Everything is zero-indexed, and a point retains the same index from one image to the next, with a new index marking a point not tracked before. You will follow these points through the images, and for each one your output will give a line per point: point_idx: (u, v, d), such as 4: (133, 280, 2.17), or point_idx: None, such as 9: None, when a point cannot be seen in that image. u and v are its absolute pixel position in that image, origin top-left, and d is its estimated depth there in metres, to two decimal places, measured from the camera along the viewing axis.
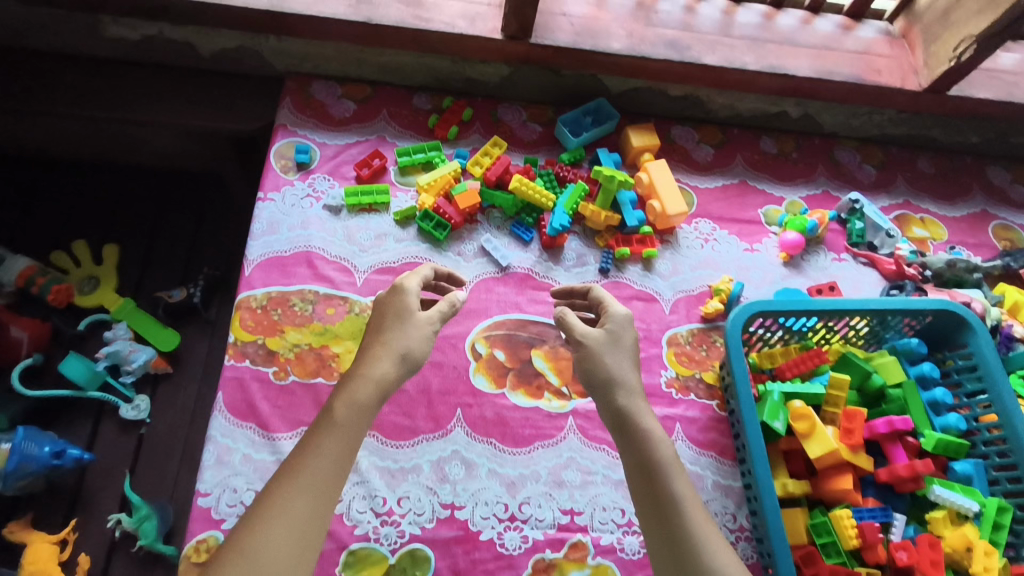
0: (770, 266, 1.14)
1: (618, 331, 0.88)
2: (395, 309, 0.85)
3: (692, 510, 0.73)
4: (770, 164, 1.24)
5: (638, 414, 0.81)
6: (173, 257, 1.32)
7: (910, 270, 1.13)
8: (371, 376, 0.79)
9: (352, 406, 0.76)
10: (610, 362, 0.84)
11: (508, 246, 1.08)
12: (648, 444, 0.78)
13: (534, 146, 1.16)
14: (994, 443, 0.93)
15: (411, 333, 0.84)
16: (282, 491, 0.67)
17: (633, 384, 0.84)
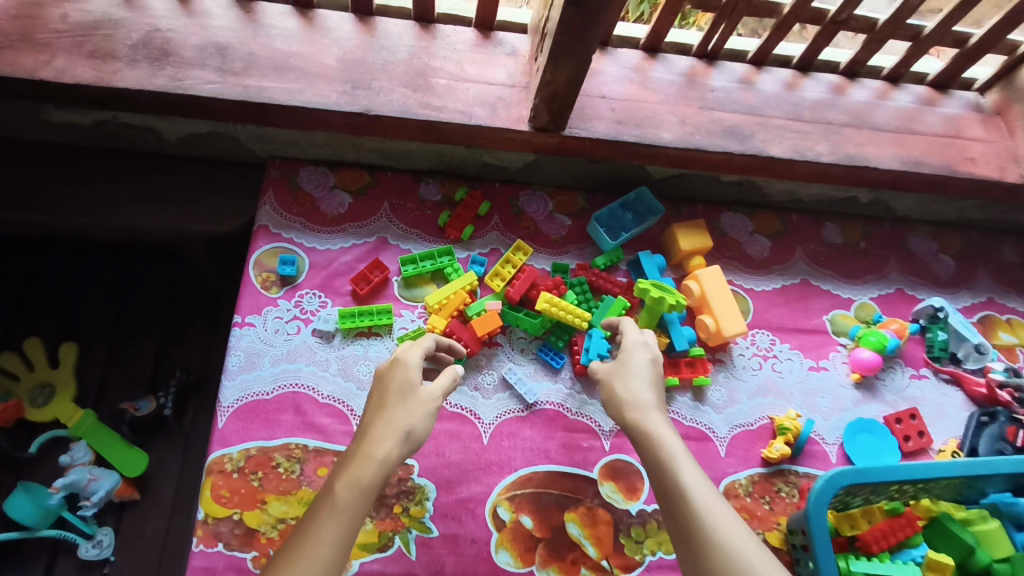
0: (840, 389, 0.97)
1: (625, 356, 0.79)
2: (398, 383, 0.72)
3: (708, 503, 0.62)
4: (836, 257, 1.06)
5: (648, 426, 0.71)
6: (141, 358, 1.14)
7: (1004, 395, 0.96)
8: (372, 456, 0.65)
9: (356, 487, 0.62)
10: (617, 386, 0.76)
11: (533, 375, 0.91)
12: (654, 449, 0.68)
13: (563, 244, 0.98)
14: None
15: (412, 408, 0.70)
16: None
17: (647, 399, 0.74)
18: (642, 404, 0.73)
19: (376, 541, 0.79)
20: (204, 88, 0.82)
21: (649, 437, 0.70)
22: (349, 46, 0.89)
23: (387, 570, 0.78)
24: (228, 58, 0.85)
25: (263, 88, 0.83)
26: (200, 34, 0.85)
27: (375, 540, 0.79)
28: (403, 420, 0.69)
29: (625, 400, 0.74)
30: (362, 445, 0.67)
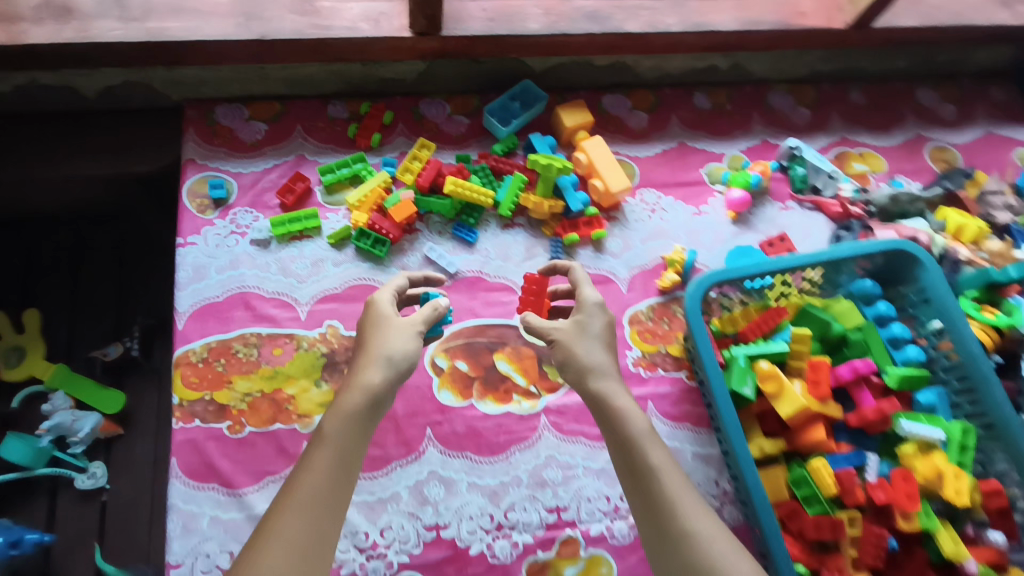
0: (720, 226, 1.11)
1: (586, 320, 0.84)
2: (373, 320, 0.82)
3: (672, 483, 0.71)
4: (707, 120, 1.20)
5: (612, 398, 0.78)
6: (102, 312, 1.23)
7: (855, 210, 1.11)
8: (355, 385, 0.75)
9: (344, 418, 0.72)
10: (577, 348, 0.82)
11: (452, 251, 1.04)
12: (623, 423, 0.76)
13: (464, 140, 1.11)
14: (953, 369, 0.96)
15: (393, 338, 0.80)
16: (280, 515, 0.64)
17: (608, 369, 0.81)
18: (603, 372, 0.80)
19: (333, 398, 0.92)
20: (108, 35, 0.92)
21: (614, 407, 0.77)
22: None
23: None
24: (127, 7, 0.95)
25: (164, 28, 0.94)
26: None
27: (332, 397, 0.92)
28: (386, 346, 0.79)
29: (588, 365, 0.80)
30: (353, 377, 0.76)
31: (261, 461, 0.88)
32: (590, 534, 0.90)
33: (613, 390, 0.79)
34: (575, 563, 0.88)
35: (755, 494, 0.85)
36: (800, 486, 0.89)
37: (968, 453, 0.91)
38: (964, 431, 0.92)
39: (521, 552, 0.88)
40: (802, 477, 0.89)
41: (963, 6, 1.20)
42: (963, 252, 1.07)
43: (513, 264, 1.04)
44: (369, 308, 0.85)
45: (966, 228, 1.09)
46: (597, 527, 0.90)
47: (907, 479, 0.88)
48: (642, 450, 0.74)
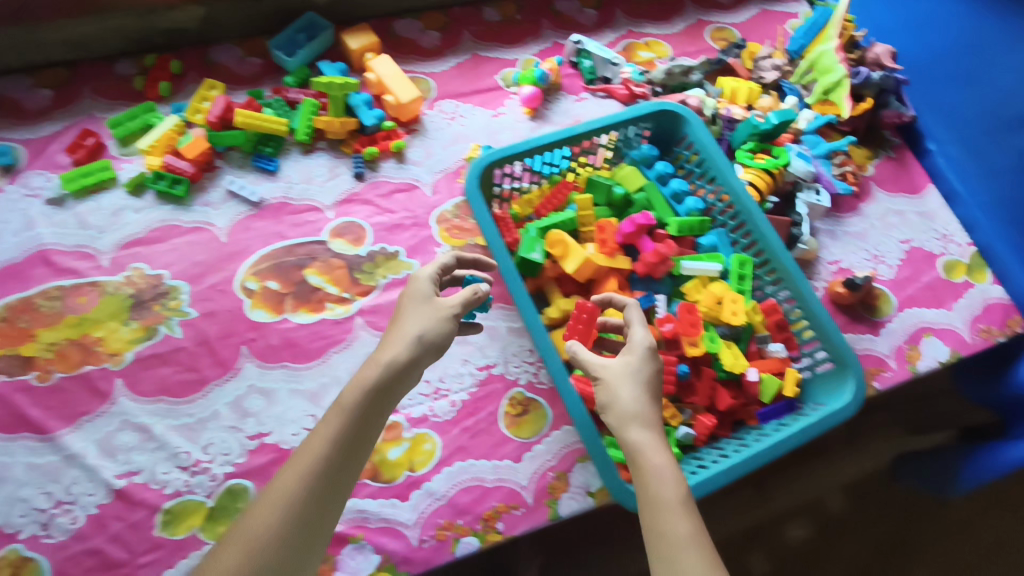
0: (517, 123, 1.18)
1: (640, 364, 0.77)
2: (414, 296, 0.80)
3: (691, 560, 0.63)
4: (497, 31, 1.27)
5: (643, 446, 0.71)
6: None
7: (640, 90, 1.19)
8: (378, 360, 0.74)
9: (364, 389, 0.72)
10: (621, 388, 0.75)
11: (255, 181, 1.06)
12: (658, 483, 0.68)
13: (256, 79, 1.14)
14: (727, 211, 1.04)
15: (423, 317, 0.78)
16: (285, 472, 0.67)
17: (646, 414, 0.73)
18: (643, 422, 0.73)
19: (143, 334, 0.94)
20: None
21: (645, 457, 0.70)
22: None
23: (159, 351, 0.93)
24: None
25: None
26: None
27: (143, 334, 0.94)
28: (411, 324, 0.78)
29: (629, 410, 0.73)
30: (379, 349, 0.77)
31: (74, 404, 0.89)
32: (413, 416, 0.94)
33: (655, 446, 0.71)
34: (400, 444, 0.92)
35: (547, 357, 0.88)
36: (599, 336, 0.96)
37: (746, 281, 0.99)
38: (741, 262, 1.00)
39: None
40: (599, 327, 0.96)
41: None
42: (735, 111, 1.18)
43: (317, 186, 1.08)
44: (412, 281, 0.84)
45: (739, 90, 1.21)
46: (419, 409, 0.95)
47: (690, 311, 0.95)
48: (670, 515, 0.65)
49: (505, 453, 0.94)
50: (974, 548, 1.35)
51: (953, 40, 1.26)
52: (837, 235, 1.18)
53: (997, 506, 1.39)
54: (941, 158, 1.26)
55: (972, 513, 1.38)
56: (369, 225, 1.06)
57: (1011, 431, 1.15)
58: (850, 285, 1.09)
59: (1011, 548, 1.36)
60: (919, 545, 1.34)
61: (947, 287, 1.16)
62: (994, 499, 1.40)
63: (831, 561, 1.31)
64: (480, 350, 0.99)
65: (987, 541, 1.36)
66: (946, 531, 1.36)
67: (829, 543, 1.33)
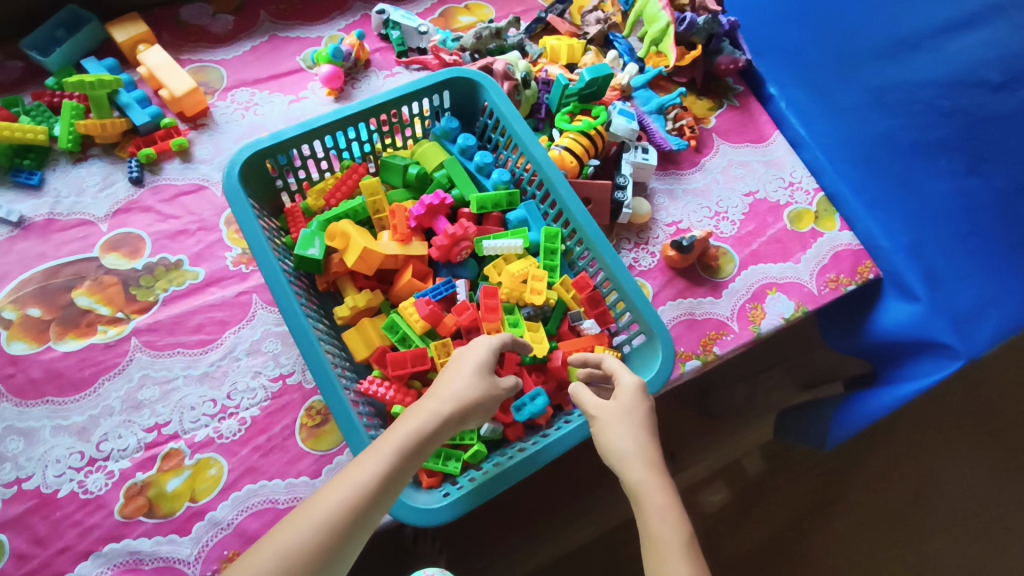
0: (319, 107, 1.08)
1: (637, 401, 0.71)
2: (477, 352, 0.71)
3: None
4: (298, 8, 1.16)
5: (644, 487, 0.64)
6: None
7: (451, 58, 1.10)
8: (435, 409, 0.65)
9: (417, 436, 0.63)
10: (618, 428, 0.69)
11: (15, 199, 0.96)
12: (661, 527, 0.61)
13: (17, 86, 1.03)
14: (534, 181, 0.96)
15: (484, 381, 0.69)
16: (319, 496, 0.58)
17: (649, 455, 0.67)
18: (645, 462, 0.66)
19: None
20: None
21: (644, 499, 0.64)
22: None
23: None
24: None
25: None
26: None
27: None
28: (470, 386, 0.68)
29: (622, 451, 0.68)
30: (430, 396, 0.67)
31: None
32: (196, 441, 0.85)
33: (659, 486, 0.64)
34: (181, 474, 0.83)
35: (315, 363, 0.77)
36: (394, 332, 0.87)
37: (556, 255, 0.91)
38: (551, 235, 0.92)
39: (117, 480, 0.82)
40: (392, 323, 0.87)
41: None
42: (552, 71, 1.09)
43: (88, 197, 0.98)
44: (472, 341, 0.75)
45: (560, 49, 1.12)
46: (203, 432, 0.85)
47: (490, 295, 0.87)
48: (674, 559, 0.59)
49: (302, 469, 0.84)
50: (890, 495, 1.31)
51: None
52: (677, 194, 1.08)
53: (916, 446, 1.35)
54: (783, 103, 1.15)
55: (892, 456, 1.34)
56: (148, 234, 0.96)
57: (881, 379, 1.00)
58: (678, 247, 0.98)
59: (927, 492, 1.32)
60: (840, 495, 1.30)
61: (794, 238, 1.05)
62: (912, 440, 1.35)
63: (751, 523, 1.26)
64: (274, 359, 0.90)
65: (907, 483, 1.32)
66: (869, 474, 1.32)
67: (749, 506, 1.27)
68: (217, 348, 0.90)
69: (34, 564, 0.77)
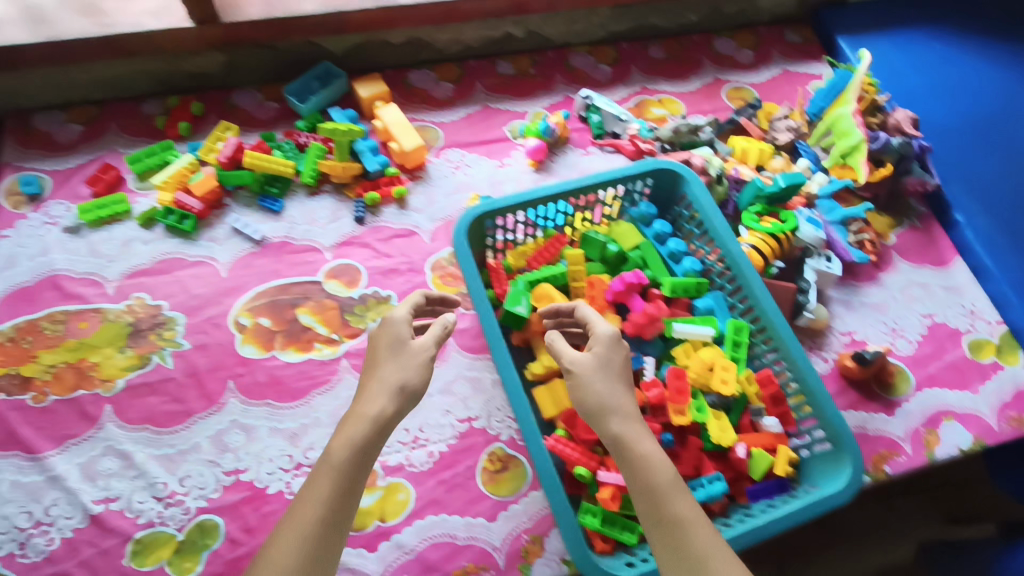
0: (521, 175, 1.19)
1: (605, 355, 0.80)
2: (387, 343, 0.82)
3: (703, 541, 0.65)
4: (510, 84, 1.29)
5: (630, 437, 0.73)
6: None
7: (646, 146, 1.20)
8: (365, 413, 0.75)
9: (351, 447, 0.72)
10: (593, 386, 0.77)
11: (260, 220, 1.10)
12: (647, 471, 0.70)
13: (272, 123, 1.18)
14: (724, 274, 1.02)
15: (405, 364, 0.80)
16: (282, 531, 0.67)
17: (625, 405, 0.75)
18: (618, 414, 0.75)
19: (136, 363, 0.96)
20: None
21: (631, 449, 0.72)
22: None
23: (148, 380, 0.96)
24: None
25: None
26: None
27: (136, 362, 0.97)
28: (392, 372, 0.79)
29: (598, 406, 0.75)
30: (361, 397, 0.77)
31: (63, 426, 0.92)
32: (389, 464, 0.93)
33: (637, 435, 0.73)
34: (373, 492, 0.91)
35: (517, 405, 0.87)
36: None
37: (741, 348, 0.96)
38: (737, 328, 0.97)
39: None
40: None
41: None
42: (743, 172, 1.16)
43: (318, 227, 1.10)
44: (387, 325, 0.85)
45: (750, 150, 1.19)
46: (396, 457, 0.93)
47: (678, 376, 0.92)
48: (669, 498, 0.68)
49: (480, 510, 0.91)
50: None
51: (970, 113, 1.28)
52: (854, 305, 1.12)
53: None
54: (969, 231, 1.17)
55: None
56: (365, 268, 1.08)
57: None
58: (858, 359, 1.02)
59: None
60: None
61: (973, 367, 1.06)
62: None
63: None
64: (463, 401, 0.98)
65: None
66: None
67: None
68: None
69: (243, 550, 0.86)
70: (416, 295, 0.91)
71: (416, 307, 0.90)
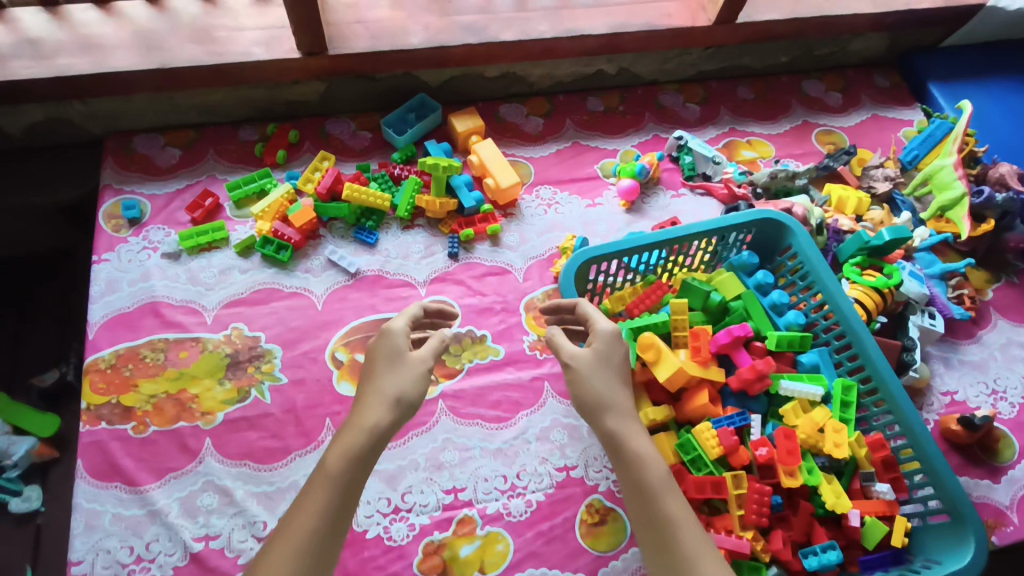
0: (613, 215, 1.18)
1: (605, 351, 0.85)
2: (385, 353, 0.83)
3: (689, 539, 0.70)
4: (600, 121, 1.28)
5: (624, 435, 0.78)
6: (45, 329, 1.17)
7: (740, 191, 1.19)
8: (364, 424, 0.76)
9: (347, 458, 0.73)
10: (590, 386, 0.82)
11: (355, 252, 1.10)
12: (639, 468, 0.76)
13: (366, 153, 1.18)
14: (831, 329, 1.00)
15: (402, 375, 0.81)
16: (277, 545, 0.67)
17: (620, 402, 0.81)
18: (615, 412, 0.80)
19: (236, 396, 0.96)
20: (21, 72, 1.01)
21: (625, 445, 0.78)
22: (142, 22, 1.09)
23: (247, 415, 0.95)
24: (39, 48, 1.05)
25: (70, 64, 1.04)
26: (15, 34, 1.06)
27: (235, 395, 0.96)
28: (390, 385, 0.80)
29: (594, 405, 0.80)
30: (358, 410, 0.78)
31: (163, 459, 0.91)
32: (487, 512, 0.91)
33: (630, 434, 0.78)
34: (472, 541, 0.89)
35: None
36: (687, 451, 0.91)
37: (850, 409, 0.94)
38: (845, 387, 0.95)
39: (418, 533, 0.89)
40: (688, 442, 0.91)
41: None
42: (842, 223, 1.14)
43: (413, 262, 1.10)
44: (385, 334, 0.86)
45: (847, 200, 1.18)
46: (494, 505, 0.92)
47: (788, 437, 0.90)
48: (660, 497, 0.73)
49: (581, 565, 0.88)
50: None
51: None
52: (952, 363, 1.09)
53: None
54: None
55: None
56: (459, 305, 1.07)
57: None
58: (966, 423, 0.98)
59: None
60: None
61: None
62: None
63: None
64: (560, 449, 0.96)
65: None
66: None
67: None
68: (511, 427, 0.98)
69: None
70: (416, 308, 0.92)
71: (415, 319, 0.91)
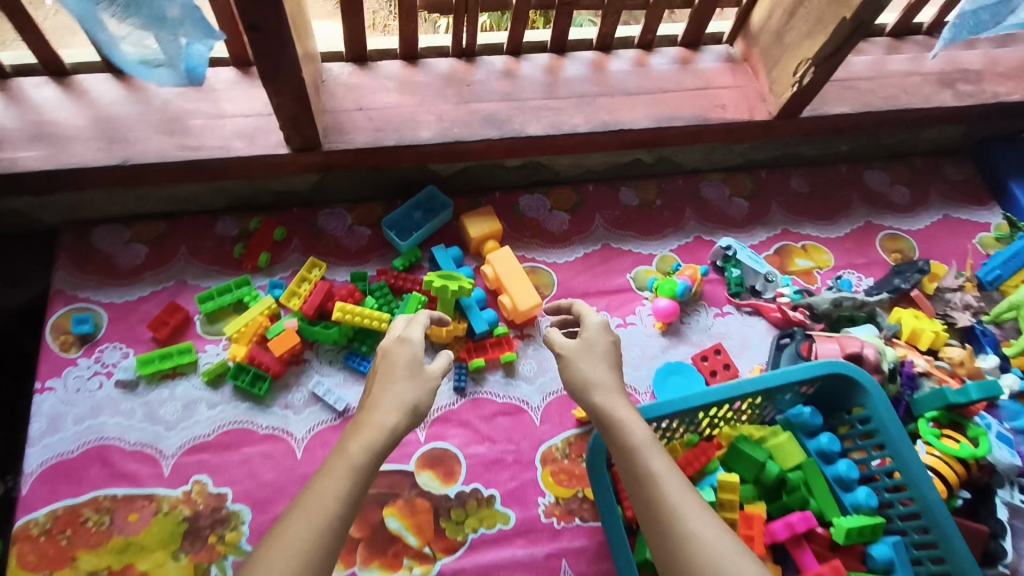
0: (648, 339, 1.01)
1: (594, 338, 0.80)
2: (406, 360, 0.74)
3: (679, 495, 0.64)
4: (634, 218, 1.11)
5: (611, 409, 0.73)
6: None
7: (797, 315, 1.02)
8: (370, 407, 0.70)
9: (372, 451, 0.66)
10: (578, 367, 0.77)
11: (343, 384, 0.93)
12: (624, 433, 0.71)
13: (363, 255, 1.01)
14: (910, 517, 0.83)
15: (417, 385, 0.73)
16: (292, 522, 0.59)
17: (609, 381, 0.76)
18: (603, 390, 0.75)
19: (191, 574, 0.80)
20: None
21: (614, 418, 0.72)
22: (105, 104, 0.91)
23: None
24: None
25: (17, 158, 0.86)
26: None
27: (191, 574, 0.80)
28: (401, 392, 0.72)
29: (583, 384, 0.76)
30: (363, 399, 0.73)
31: None
32: None
33: (619, 406, 0.74)
34: None
35: None
36: None
37: None
38: None
39: None
40: None
41: (898, 87, 1.10)
42: (917, 363, 0.97)
43: None
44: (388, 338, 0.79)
45: (921, 331, 1.00)
46: None
47: None
48: (646, 456, 0.68)
49: None
50: None
51: None
52: None
53: None
54: None
55: None
56: (463, 455, 0.91)
57: None
58: None
59: None
60: None
61: None
62: None
63: None
64: None
65: None
66: None
67: None
68: None
69: None
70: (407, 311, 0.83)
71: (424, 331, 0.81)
